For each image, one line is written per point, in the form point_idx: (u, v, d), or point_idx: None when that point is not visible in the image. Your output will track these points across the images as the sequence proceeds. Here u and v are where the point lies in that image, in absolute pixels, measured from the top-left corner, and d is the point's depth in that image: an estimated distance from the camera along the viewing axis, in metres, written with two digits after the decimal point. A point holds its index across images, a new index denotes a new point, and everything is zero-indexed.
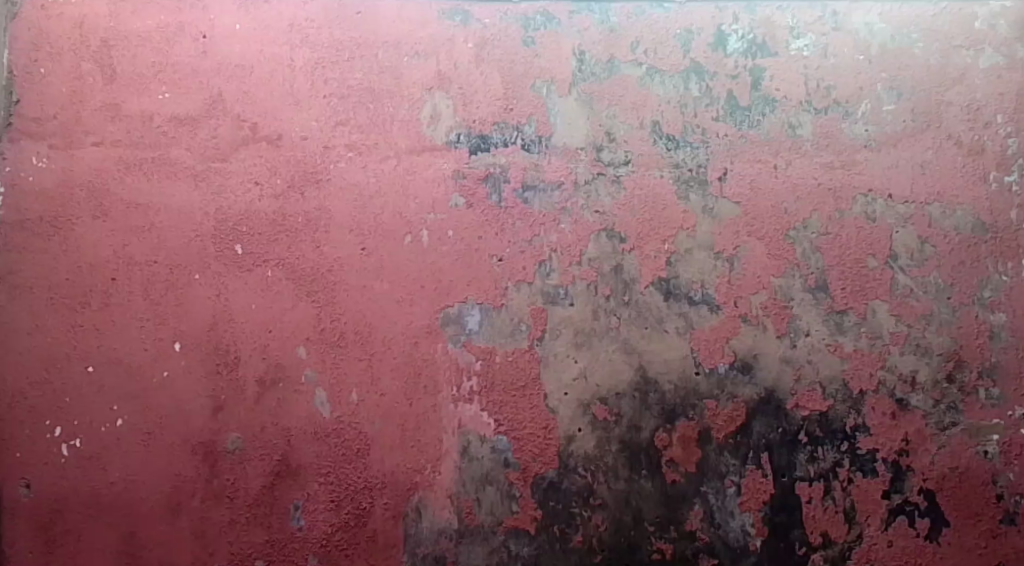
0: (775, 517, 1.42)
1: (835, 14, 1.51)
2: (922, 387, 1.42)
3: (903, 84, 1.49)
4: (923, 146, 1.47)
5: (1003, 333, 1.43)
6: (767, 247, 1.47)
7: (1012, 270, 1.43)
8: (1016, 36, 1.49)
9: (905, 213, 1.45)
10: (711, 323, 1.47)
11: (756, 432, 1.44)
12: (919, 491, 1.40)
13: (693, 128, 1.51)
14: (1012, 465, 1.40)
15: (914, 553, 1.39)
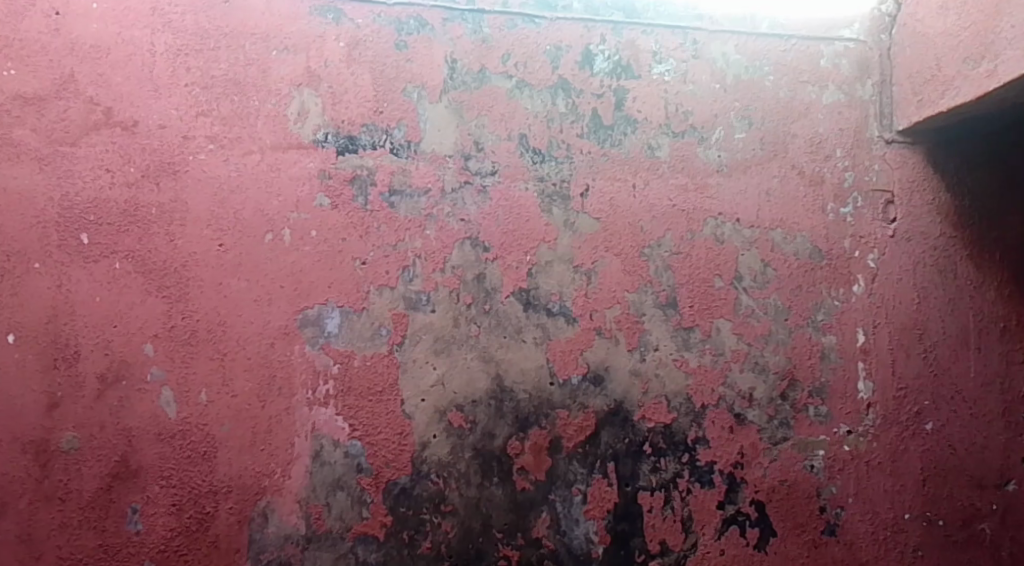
0: (617, 525, 1.46)
1: (695, 42, 1.58)
2: (759, 403, 1.50)
3: (754, 113, 1.56)
4: (770, 174, 1.55)
5: (832, 354, 1.52)
6: (623, 262, 1.51)
7: (845, 295, 1.53)
8: (856, 76, 1.60)
9: (750, 237, 1.53)
10: (567, 335, 1.49)
11: (604, 442, 1.48)
12: (751, 502, 1.48)
13: (558, 143, 1.54)
14: (835, 479, 1.49)
15: (743, 560, 1.46)
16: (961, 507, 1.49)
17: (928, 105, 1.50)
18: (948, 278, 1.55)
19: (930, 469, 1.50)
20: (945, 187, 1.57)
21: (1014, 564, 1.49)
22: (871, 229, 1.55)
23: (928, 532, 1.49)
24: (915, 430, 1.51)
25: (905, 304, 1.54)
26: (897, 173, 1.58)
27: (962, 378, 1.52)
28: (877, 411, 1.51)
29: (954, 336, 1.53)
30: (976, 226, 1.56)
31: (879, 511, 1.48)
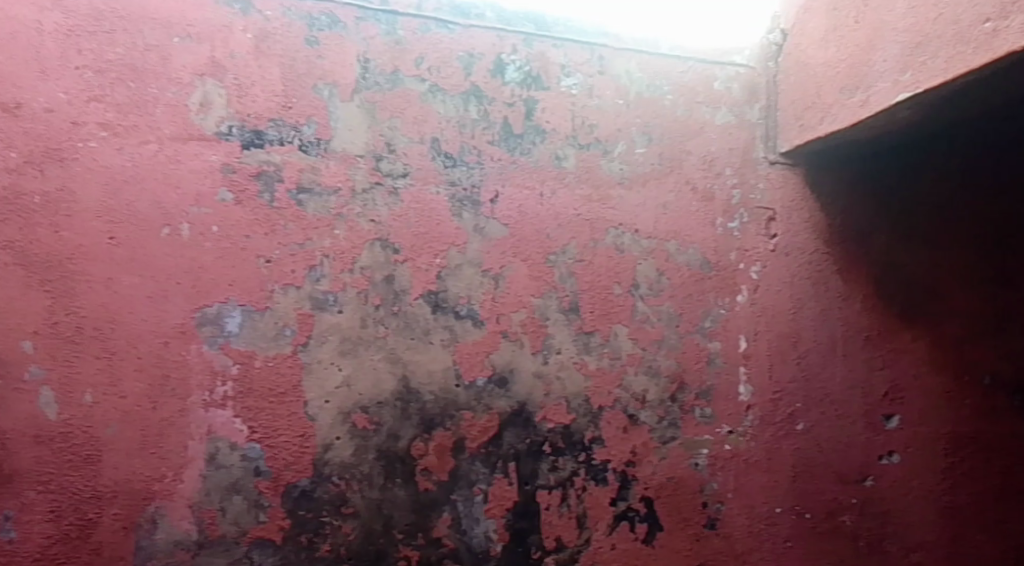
0: (516, 523, 1.50)
1: (602, 58, 1.64)
2: (651, 404, 1.58)
3: (654, 130, 1.65)
4: (668, 189, 1.64)
5: (718, 358, 1.62)
6: (529, 268, 1.55)
7: (730, 304, 1.63)
8: (745, 99, 1.72)
9: (648, 247, 1.61)
10: (474, 337, 1.52)
11: (506, 442, 1.51)
12: (642, 499, 1.56)
13: (469, 148, 1.56)
14: (717, 476, 1.59)
15: (632, 554, 1.54)
16: (826, 500, 1.63)
17: (808, 130, 1.62)
18: (821, 290, 1.69)
19: (801, 465, 1.63)
20: (821, 206, 1.71)
21: (870, 552, 1.64)
22: (755, 243, 1.67)
23: (797, 524, 1.62)
24: (788, 430, 1.64)
25: (784, 314, 1.66)
26: (780, 192, 1.70)
27: (830, 382, 1.67)
28: (755, 413, 1.63)
29: (825, 343, 1.67)
30: (847, 243, 1.70)
31: (755, 505, 1.60)
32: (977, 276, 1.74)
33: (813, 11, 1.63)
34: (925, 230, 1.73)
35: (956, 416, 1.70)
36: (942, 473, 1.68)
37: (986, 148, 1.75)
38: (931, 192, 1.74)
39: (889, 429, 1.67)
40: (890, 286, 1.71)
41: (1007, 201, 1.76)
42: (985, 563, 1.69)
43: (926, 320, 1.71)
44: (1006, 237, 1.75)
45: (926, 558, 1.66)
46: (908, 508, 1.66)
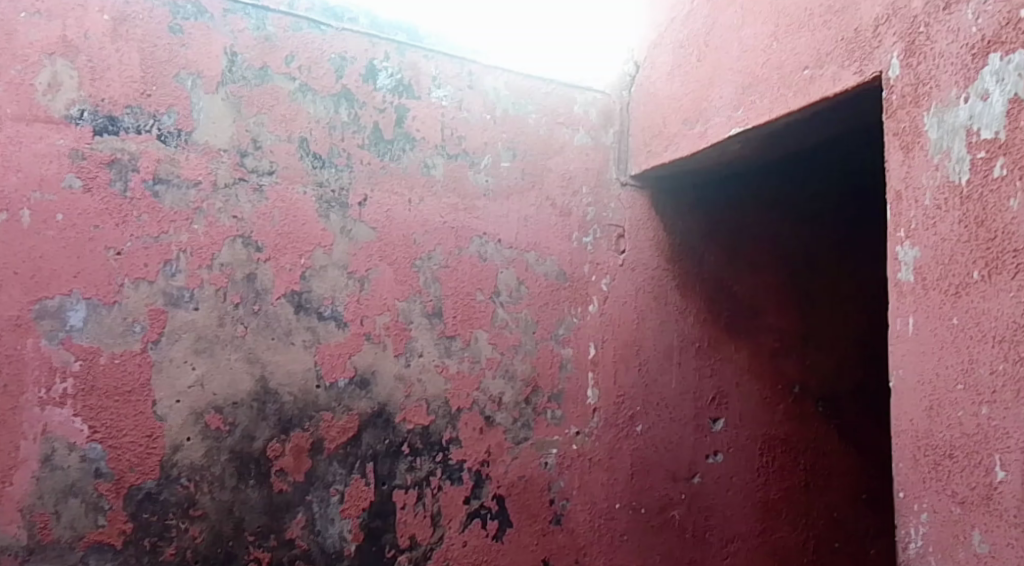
0: (371, 522, 1.52)
1: (471, 73, 1.71)
2: (507, 406, 1.66)
3: (518, 145, 1.74)
4: (529, 202, 1.73)
5: (570, 364, 1.73)
6: (394, 272, 1.58)
7: (582, 313, 1.75)
8: (601, 123, 1.85)
9: (509, 257, 1.69)
10: (337, 338, 1.53)
11: (364, 443, 1.53)
12: (494, 497, 1.63)
13: (339, 150, 1.57)
14: (564, 474, 1.69)
15: (482, 550, 1.61)
16: (659, 496, 1.78)
17: (655, 156, 1.77)
18: (664, 303, 1.84)
19: (638, 464, 1.76)
20: (664, 226, 1.86)
21: (695, 543, 1.80)
22: (607, 258, 1.79)
23: (632, 519, 1.75)
24: (629, 431, 1.77)
25: (629, 324, 1.80)
26: (628, 212, 1.84)
27: (666, 388, 1.82)
28: (601, 415, 1.75)
29: (664, 352, 1.82)
30: (685, 261, 1.87)
31: (597, 502, 1.72)
32: (791, 296, 1.97)
33: (662, 49, 1.79)
34: (750, 253, 1.93)
35: (770, 419, 1.92)
36: (757, 471, 1.89)
37: (800, 185, 2.00)
38: (756, 220, 1.94)
39: (715, 431, 1.86)
40: (720, 302, 1.89)
41: (815, 233, 2.01)
42: (789, 550, 1.91)
43: (748, 334, 1.92)
44: (814, 264, 2.00)
45: (741, 547, 1.85)
46: (728, 502, 1.85)
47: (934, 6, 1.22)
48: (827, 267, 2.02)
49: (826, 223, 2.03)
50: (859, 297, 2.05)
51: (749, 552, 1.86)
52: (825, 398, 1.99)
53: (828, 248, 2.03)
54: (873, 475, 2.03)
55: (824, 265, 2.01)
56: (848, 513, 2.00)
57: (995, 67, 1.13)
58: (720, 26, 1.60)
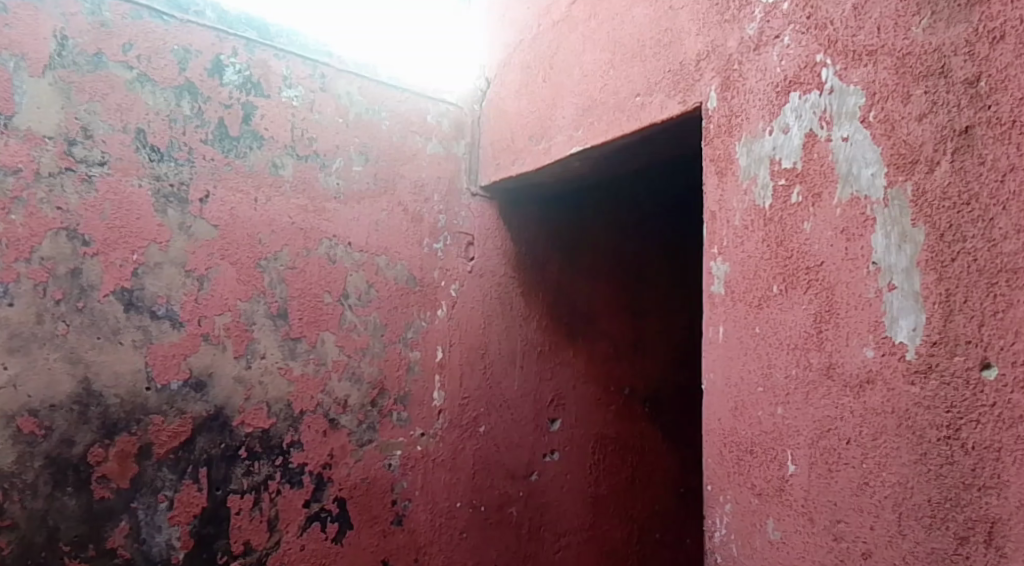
0: (202, 529, 1.48)
1: (323, 76, 1.70)
2: (351, 409, 1.67)
3: (371, 150, 1.75)
4: (381, 207, 1.75)
5: (417, 367, 1.76)
6: (237, 271, 1.55)
7: (430, 317, 1.78)
8: (453, 134, 1.91)
9: (359, 260, 1.70)
10: (171, 339, 1.47)
11: (198, 447, 1.49)
12: (334, 499, 1.63)
13: (179, 144, 1.51)
14: (407, 475, 1.73)
15: (320, 553, 1.61)
16: (497, 494, 1.86)
17: (503, 169, 1.85)
18: (508, 310, 1.92)
19: (478, 463, 1.83)
20: (511, 237, 1.94)
21: (530, 539, 1.90)
22: (456, 264, 1.84)
23: (470, 516, 1.81)
24: (472, 432, 1.83)
25: (476, 329, 1.86)
26: (478, 220, 1.90)
27: (508, 390, 1.90)
28: (446, 416, 1.80)
29: (507, 356, 1.91)
30: (529, 270, 1.96)
31: (438, 501, 1.76)
32: (625, 306, 2.12)
33: (511, 67, 1.86)
34: (589, 264, 2.06)
35: (603, 420, 2.06)
36: (589, 468, 2.02)
37: (634, 201, 2.15)
38: (595, 232, 2.07)
39: (552, 431, 1.97)
40: (562, 309, 2.01)
41: (647, 246, 2.17)
42: (614, 543, 2.06)
43: (583, 340, 2.04)
44: (645, 275, 2.16)
45: (570, 539, 1.97)
46: (559, 497, 1.96)
47: (745, 47, 1.36)
48: (656, 278, 2.19)
49: (657, 236, 2.20)
50: (684, 307, 2.24)
51: (578, 544, 1.99)
52: (650, 398, 2.16)
53: (659, 260, 2.20)
54: (689, 472, 2.23)
55: (654, 277, 2.19)
56: (667, 505, 2.19)
57: (794, 105, 1.29)
58: (565, 49, 1.70)
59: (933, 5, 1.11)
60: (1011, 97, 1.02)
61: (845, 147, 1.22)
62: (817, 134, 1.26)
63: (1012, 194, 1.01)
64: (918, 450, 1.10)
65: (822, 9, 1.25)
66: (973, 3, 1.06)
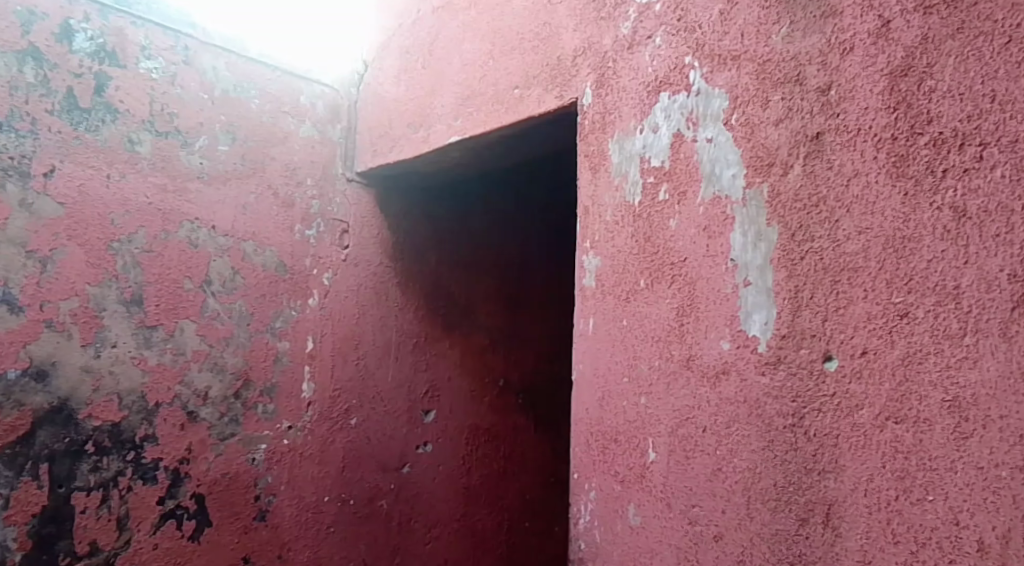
0: (43, 529, 1.49)
1: (186, 49, 1.73)
2: (212, 401, 1.74)
3: (238, 130, 1.81)
4: (248, 189, 1.83)
5: (284, 357, 1.87)
6: (86, 254, 1.55)
7: (300, 305, 1.90)
8: (328, 118, 2.00)
9: (223, 245, 1.77)
10: (9, 324, 1.45)
11: (39, 442, 1.49)
12: (191, 496, 1.70)
13: (22, 114, 1.48)
14: (271, 469, 1.84)
15: (175, 551, 1.67)
16: (367, 487, 2.02)
17: (381, 155, 1.93)
18: (382, 299, 2.07)
19: (349, 457, 1.98)
20: (387, 224, 2.10)
21: (398, 530, 2.07)
22: (328, 252, 1.96)
23: (341, 510, 1.96)
24: (343, 424, 1.98)
25: (349, 318, 2.00)
26: (353, 208, 2.03)
27: (381, 381, 2.06)
28: (315, 408, 1.93)
29: (382, 347, 2.07)
30: (406, 263, 2.13)
31: (306, 495, 1.89)
32: (495, 294, 2.34)
33: (389, 51, 1.93)
34: (463, 252, 2.26)
35: (476, 411, 2.27)
36: (461, 458, 2.23)
37: (505, 197, 2.38)
38: (468, 223, 2.27)
39: (425, 423, 2.15)
40: (437, 298, 2.20)
41: (517, 238, 2.41)
42: (483, 526, 2.28)
43: (460, 330, 2.24)
44: (518, 265, 2.39)
45: (442, 531, 2.18)
46: (432, 489, 2.16)
47: (620, 45, 1.39)
48: (528, 267, 2.42)
49: (526, 228, 2.44)
50: (551, 292, 2.50)
51: (449, 535, 2.19)
52: (525, 391, 2.40)
53: (528, 249, 2.43)
54: (558, 459, 2.48)
55: (525, 264, 2.41)
56: (537, 493, 2.44)
57: (663, 105, 1.33)
58: (444, 39, 1.74)
59: (791, 15, 1.16)
60: (856, 107, 1.08)
61: (709, 148, 1.26)
62: (684, 135, 1.30)
63: (855, 198, 1.08)
64: (767, 437, 1.15)
65: (691, 12, 1.29)
66: (826, 16, 1.12)
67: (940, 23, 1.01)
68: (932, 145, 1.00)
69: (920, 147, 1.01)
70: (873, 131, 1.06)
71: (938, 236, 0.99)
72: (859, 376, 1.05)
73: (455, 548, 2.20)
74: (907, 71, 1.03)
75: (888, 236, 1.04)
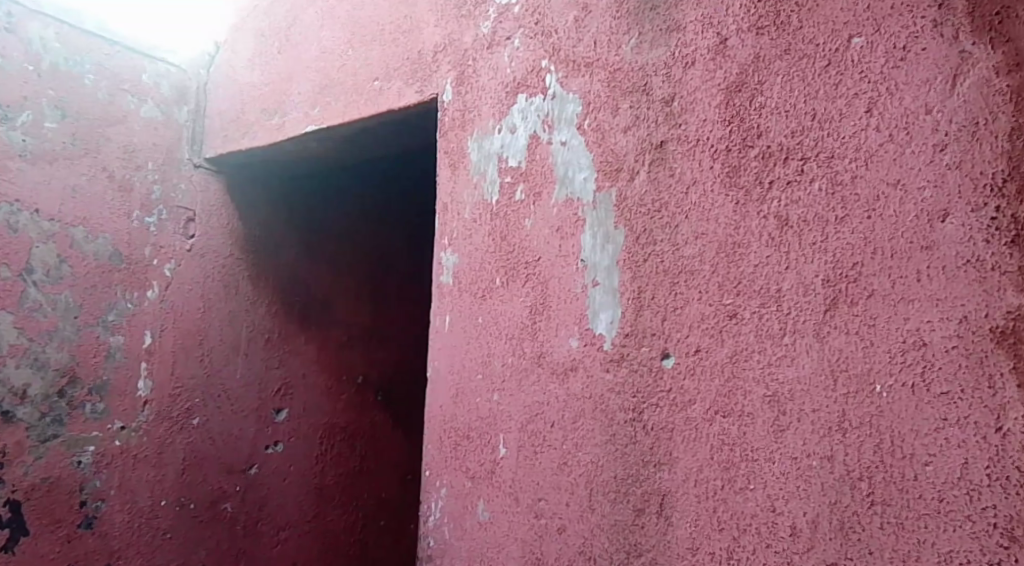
0: None
1: (11, 15, 1.67)
2: (32, 400, 1.71)
3: (69, 106, 1.78)
4: (80, 171, 1.80)
5: (117, 353, 1.85)
6: None
7: (137, 298, 1.89)
8: (173, 99, 2.00)
9: (49, 230, 1.73)
10: None
11: None
12: (5, 503, 1.66)
13: None
14: (99, 472, 1.82)
15: None
16: (210, 490, 2.04)
17: (231, 141, 1.93)
18: (231, 292, 2.10)
19: (190, 458, 2.00)
20: (240, 214, 2.13)
21: (243, 533, 2.11)
22: (170, 241, 1.96)
23: (178, 514, 1.97)
24: (183, 424, 1.99)
25: (193, 314, 2.00)
26: (201, 195, 2.04)
27: (228, 378, 2.09)
28: (152, 407, 1.92)
29: (230, 343, 2.09)
30: (258, 256, 2.17)
31: (140, 499, 1.89)
32: (352, 287, 2.42)
33: (244, 31, 1.92)
34: (320, 244, 2.33)
35: (332, 409, 2.36)
36: (314, 458, 2.30)
37: (363, 191, 2.47)
38: (325, 215, 2.35)
39: (277, 422, 2.21)
40: (293, 293, 2.26)
41: (377, 232, 2.51)
42: (334, 524, 2.36)
43: (318, 325, 2.32)
44: (380, 259, 2.50)
45: (290, 533, 2.24)
46: (281, 490, 2.21)
47: (480, 44, 1.41)
48: (390, 261, 2.54)
49: (385, 220, 2.54)
50: (411, 283, 2.61)
51: (298, 536, 2.26)
52: (383, 390, 2.51)
53: (387, 241, 2.53)
54: (414, 458, 2.62)
55: (388, 259, 2.53)
56: (394, 491, 2.56)
57: (520, 106, 1.35)
58: (300, 23, 1.75)
59: (640, 27, 1.21)
60: (696, 119, 1.13)
61: (563, 151, 1.29)
62: (540, 137, 1.32)
63: (693, 204, 1.12)
64: (608, 432, 1.20)
65: (548, 17, 1.32)
66: (671, 30, 1.17)
67: (770, 43, 1.06)
68: (761, 158, 1.05)
69: (750, 159, 1.06)
70: (710, 143, 1.11)
71: (763, 243, 1.04)
72: (692, 372, 1.10)
73: (306, 548, 2.28)
74: (740, 88, 1.08)
75: (720, 241, 1.09)
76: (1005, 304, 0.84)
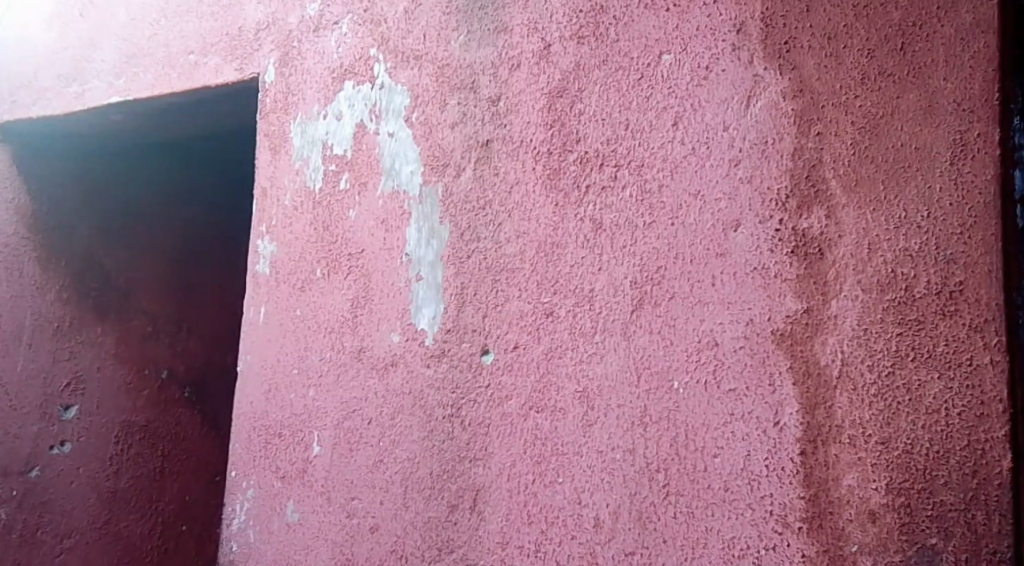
0: None
1: None
2: None
3: None
4: None
5: None
6: None
7: None
8: None
9: None
10: None
11: None
12: None
13: None
14: None
15: None
16: None
17: (20, 108, 1.78)
18: (13, 276, 1.93)
19: None
20: (27, 189, 1.96)
21: (19, 542, 1.93)
22: None
23: None
24: None
25: None
26: None
27: (7, 372, 1.92)
28: None
29: (9, 334, 1.92)
30: (51, 236, 2.02)
31: None
32: (162, 273, 2.35)
33: None
34: (119, 223, 2.23)
35: (131, 407, 2.24)
36: (108, 459, 2.17)
37: (171, 169, 2.40)
38: (127, 193, 2.25)
39: (65, 420, 2.06)
40: (89, 279, 2.13)
41: (189, 214, 2.46)
42: (131, 530, 2.23)
43: (117, 315, 2.21)
44: (191, 243, 2.46)
45: (77, 541, 2.08)
46: (67, 494, 2.06)
47: (305, 26, 1.37)
48: (203, 247, 2.50)
49: (191, 202, 2.47)
50: (226, 273, 2.58)
51: (87, 543, 2.10)
52: (192, 384, 2.43)
53: (197, 225, 2.48)
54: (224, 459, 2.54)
55: (201, 244, 2.49)
56: (200, 494, 2.45)
57: (348, 93, 1.32)
58: None
59: (468, 25, 1.21)
60: (521, 120, 1.15)
61: (390, 142, 1.27)
62: (366, 127, 1.30)
63: (516, 204, 1.14)
64: (427, 427, 1.18)
65: (377, 5, 1.30)
66: (497, 31, 1.19)
67: (590, 53, 1.09)
68: (579, 162, 1.08)
69: (569, 163, 1.09)
70: (534, 144, 1.13)
71: (579, 245, 1.07)
72: (509, 369, 1.11)
73: (93, 556, 2.12)
74: (562, 93, 1.11)
75: (541, 241, 1.11)
76: (786, 308, 0.89)
